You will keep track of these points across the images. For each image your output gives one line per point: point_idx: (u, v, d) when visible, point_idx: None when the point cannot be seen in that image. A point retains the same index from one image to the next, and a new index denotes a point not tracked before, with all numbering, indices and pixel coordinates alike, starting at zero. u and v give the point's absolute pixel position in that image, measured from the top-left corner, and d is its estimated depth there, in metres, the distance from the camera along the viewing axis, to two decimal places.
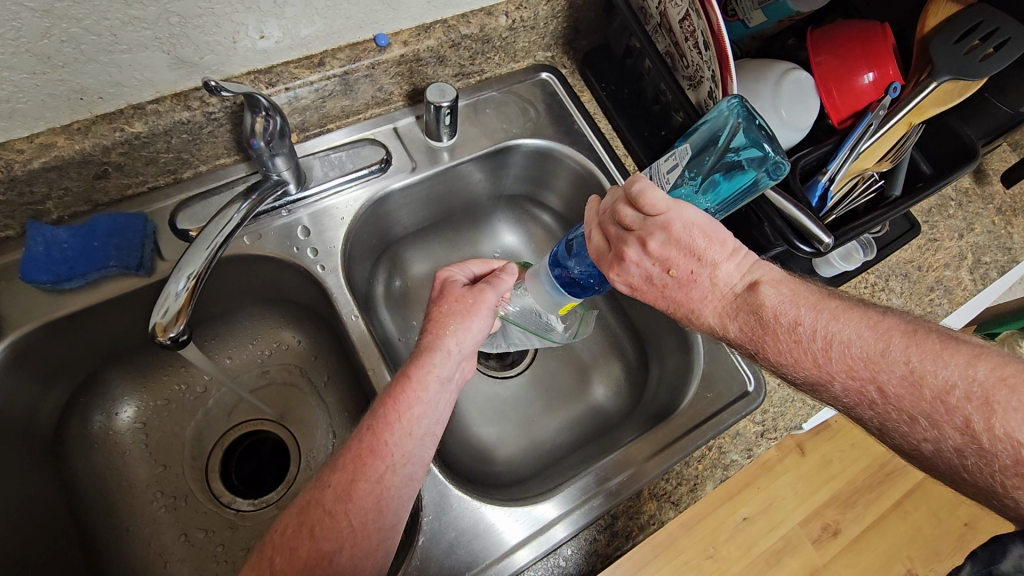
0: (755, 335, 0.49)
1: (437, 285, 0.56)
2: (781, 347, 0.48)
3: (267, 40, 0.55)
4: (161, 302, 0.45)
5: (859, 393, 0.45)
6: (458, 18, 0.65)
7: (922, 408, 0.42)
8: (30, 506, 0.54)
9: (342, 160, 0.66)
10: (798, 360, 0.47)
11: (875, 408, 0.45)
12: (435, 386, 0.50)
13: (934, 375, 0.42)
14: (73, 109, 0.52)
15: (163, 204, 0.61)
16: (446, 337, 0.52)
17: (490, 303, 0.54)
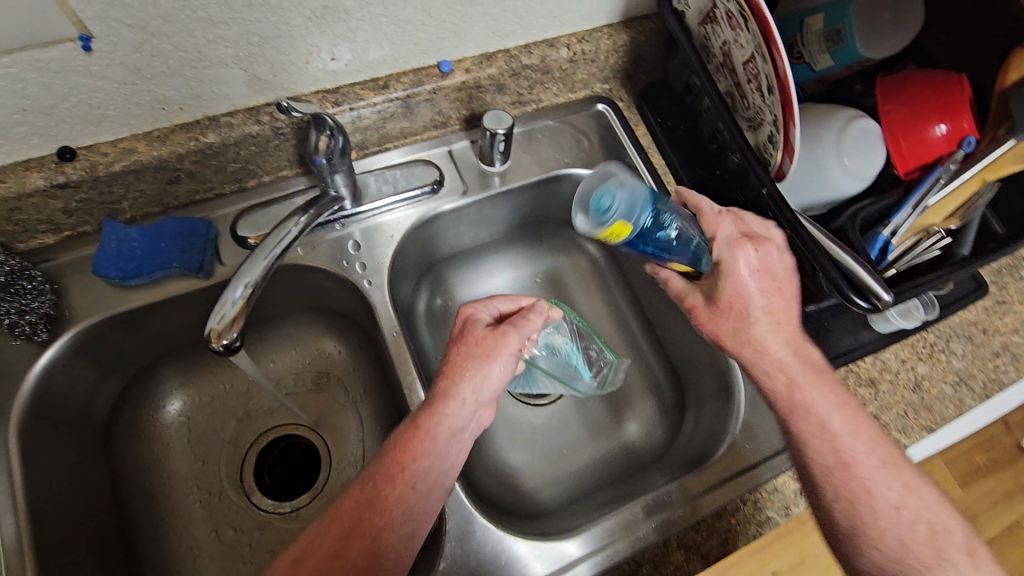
0: (780, 394, 0.55)
1: (466, 318, 0.56)
2: (798, 413, 0.54)
3: (337, 61, 0.58)
4: (218, 309, 0.47)
5: (846, 490, 0.51)
6: (520, 48, 0.67)
7: (895, 515, 0.50)
8: (79, 489, 0.57)
9: (397, 178, 0.68)
10: (809, 435, 0.53)
11: (853, 494, 0.51)
12: (443, 438, 0.50)
13: (918, 500, 0.51)
14: (156, 118, 0.55)
15: (227, 211, 0.63)
16: (461, 385, 0.52)
17: (512, 347, 0.53)
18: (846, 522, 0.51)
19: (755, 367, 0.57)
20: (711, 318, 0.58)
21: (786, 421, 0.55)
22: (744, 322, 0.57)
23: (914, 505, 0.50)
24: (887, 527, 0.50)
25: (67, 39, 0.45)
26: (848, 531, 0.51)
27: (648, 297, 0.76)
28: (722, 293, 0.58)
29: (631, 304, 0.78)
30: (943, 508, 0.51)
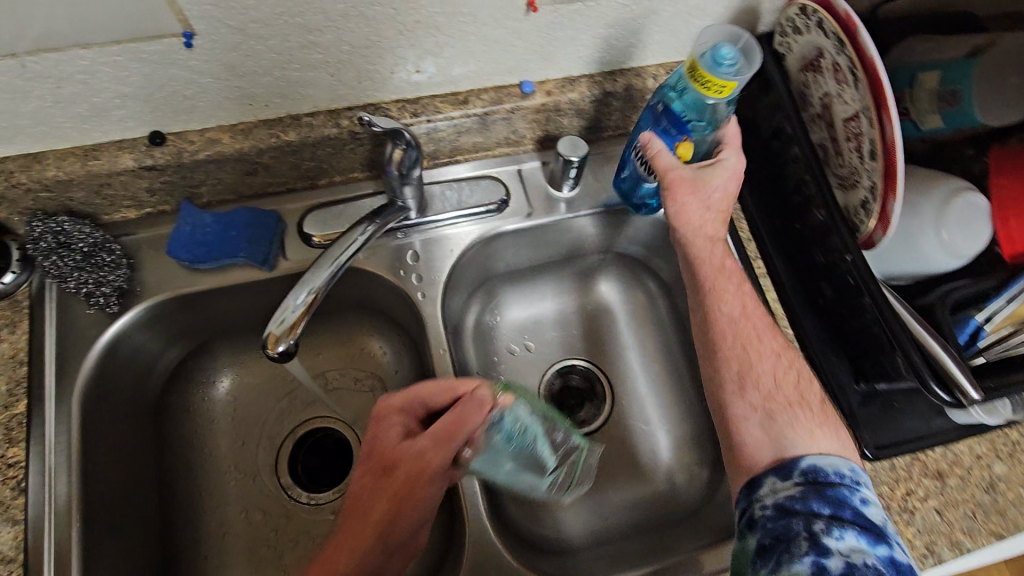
0: (715, 258, 0.59)
1: (384, 423, 0.53)
2: (722, 277, 0.59)
3: (421, 74, 0.58)
4: (279, 312, 0.47)
5: (740, 342, 0.57)
6: (604, 75, 0.65)
7: (777, 392, 0.55)
8: (128, 455, 0.60)
9: (463, 194, 0.67)
10: (724, 298, 0.59)
11: (745, 372, 0.56)
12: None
13: (796, 393, 0.56)
14: (243, 112, 0.56)
15: (296, 206, 0.65)
16: (366, 535, 0.49)
17: (430, 463, 0.50)
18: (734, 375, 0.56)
19: (693, 235, 0.59)
20: (686, 191, 0.57)
21: (705, 281, 0.59)
22: (710, 204, 0.58)
23: (803, 402, 0.55)
24: (770, 399, 0.55)
25: (171, 35, 0.46)
26: (735, 384, 0.56)
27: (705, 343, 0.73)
28: (708, 177, 0.58)
29: (682, 346, 0.75)
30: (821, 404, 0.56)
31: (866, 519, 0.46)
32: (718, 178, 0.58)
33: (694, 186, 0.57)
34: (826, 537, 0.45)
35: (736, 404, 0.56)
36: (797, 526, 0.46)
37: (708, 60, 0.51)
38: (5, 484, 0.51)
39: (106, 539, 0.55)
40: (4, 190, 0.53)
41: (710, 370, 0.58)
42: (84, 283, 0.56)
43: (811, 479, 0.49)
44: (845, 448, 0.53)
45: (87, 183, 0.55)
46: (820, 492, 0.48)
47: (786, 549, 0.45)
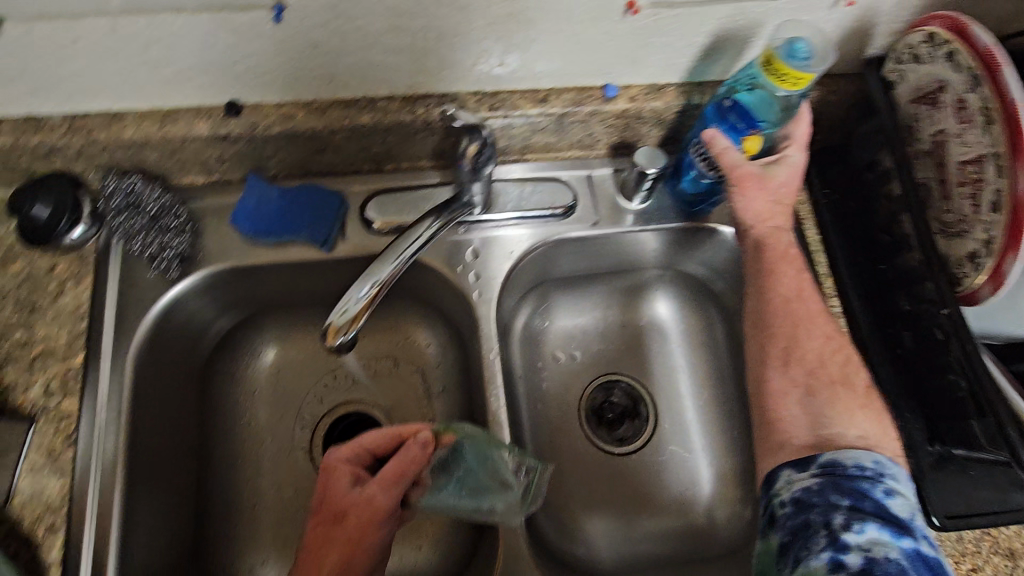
0: (778, 240, 0.56)
1: (331, 474, 0.51)
2: (784, 260, 0.55)
3: (503, 68, 0.55)
4: (342, 303, 0.48)
5: (791, 320, 0.53)
6: (692, 85, 0.61)
7: (824, 380, 0.50)
8: (174, 418, 0.60)
9: (530, 195, 0.65)
10: (778, 275, 0.55)
11: (793, 358, 0.51)
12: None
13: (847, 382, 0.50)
14: (321, 90, 0.55)
15: (360, 189, 0.64)
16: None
17: (383, 511, 0.49)
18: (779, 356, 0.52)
19: (749, 214, 0.56)
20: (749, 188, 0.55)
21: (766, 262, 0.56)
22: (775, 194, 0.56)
23: (851, 392, 0.49)
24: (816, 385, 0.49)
25: (261, 7, 0.45)
26: (780, 361, 0.52)
27: None
28: (774, 175, 0.55)
29: (735, 377, 0.73)
30: (875, 399, 0.49)
31: (889, 511, 0.41)
32: (783, 175, 0.55)
33: (757, 186, 0.55)
34: (846, 532, 0.39)
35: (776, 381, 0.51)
36: (815, 520, 0.41)
37: (782, 53, 0.46)
38: (58, 434, 0.52)
39: (146, 498, 0.55)
40: (83, 146, 0.54)
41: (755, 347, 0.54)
42: (149, 245, 0.57)
43: (829, 470, 0.43)
44: (889, 440, 0.46)
45: (162, 147, 0.55)
46: (837, 485, 0.42)
47: (803, 547, 0.40)
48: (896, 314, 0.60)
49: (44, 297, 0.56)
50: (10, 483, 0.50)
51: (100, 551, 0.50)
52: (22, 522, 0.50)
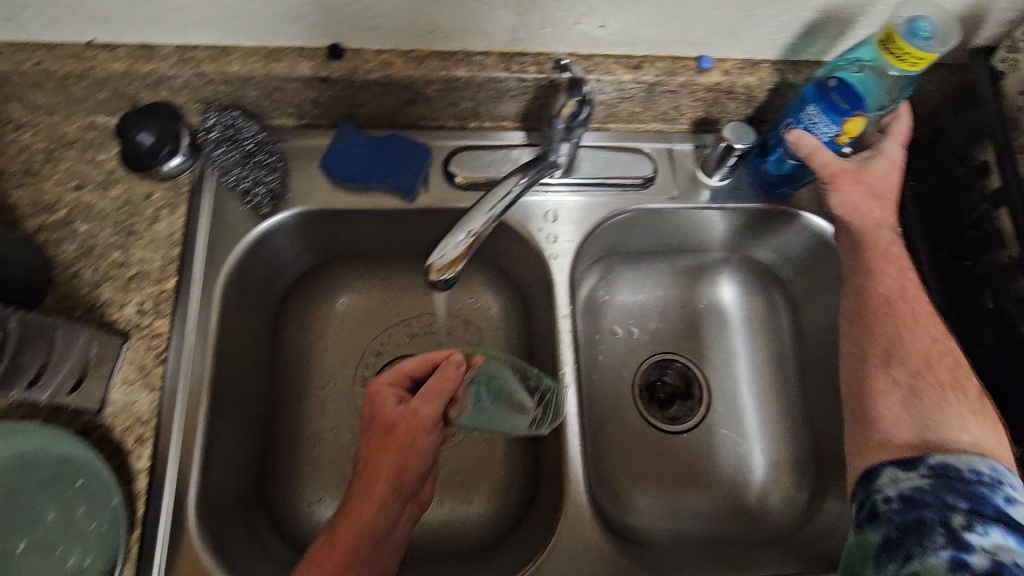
0: (877, 239, 0.55)
1: (372, 397, 0.53)
2: (887, 258, 0.55)
3: (603, 30, 0.55)
4: (443, 246, 0.48)
5: (896, 319, 0.52)
6: (788, 63, 0.60)
7: (933, 383, 0.49)
8: (250, 350, 0.62)
9: (609, 163, 0.66)
10: (883, 274, 0.54)
11: (896, 358, 0.50)
12: (368, 550, 0.48)
13: (958, 385, 0.49)
14: (421, 40, 0.56)
15: (443, 144, 0.64)
16: (377, 495, 0.49)
17: (431, 419, 0.52)
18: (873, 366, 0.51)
19: (848, 213, 0.56)
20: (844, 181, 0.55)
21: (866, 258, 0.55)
22: (873, 188, 0.56)
23: (963, 394, 0.48)
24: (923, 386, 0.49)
25: None
26: (882, 360, 0.51)
27: (827, 368, 0.69)
28: (872, 168, 0.56)
29: (796, 366, 0.73)
30: (985, 403, 0.49)
31: (1012, 518, 0.40)
32: (881, 169, 0.55)
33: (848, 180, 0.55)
34: (967, 532, 0.39)
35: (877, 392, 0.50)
36: (930, 518, 0.40)
37: (905, 31, 0.46)
38: (149, 352, 0.55)
39: (225, 421, 0.58)
40: (190, 77, 0.55)
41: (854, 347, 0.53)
42: (241, 180, 0.58)
43: (941, 474, 0.43)
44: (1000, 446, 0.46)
45: (263, 84, 0.57)
46: (952, 487, 0.42)
47: (918, 542, 0.40)
48: (978, 314, 0.60)
49: (141, 222, 0.59)
50: (104, 393, 0.53)
51: (184, 464, 0.53)
52: (115, 429, 0.52)
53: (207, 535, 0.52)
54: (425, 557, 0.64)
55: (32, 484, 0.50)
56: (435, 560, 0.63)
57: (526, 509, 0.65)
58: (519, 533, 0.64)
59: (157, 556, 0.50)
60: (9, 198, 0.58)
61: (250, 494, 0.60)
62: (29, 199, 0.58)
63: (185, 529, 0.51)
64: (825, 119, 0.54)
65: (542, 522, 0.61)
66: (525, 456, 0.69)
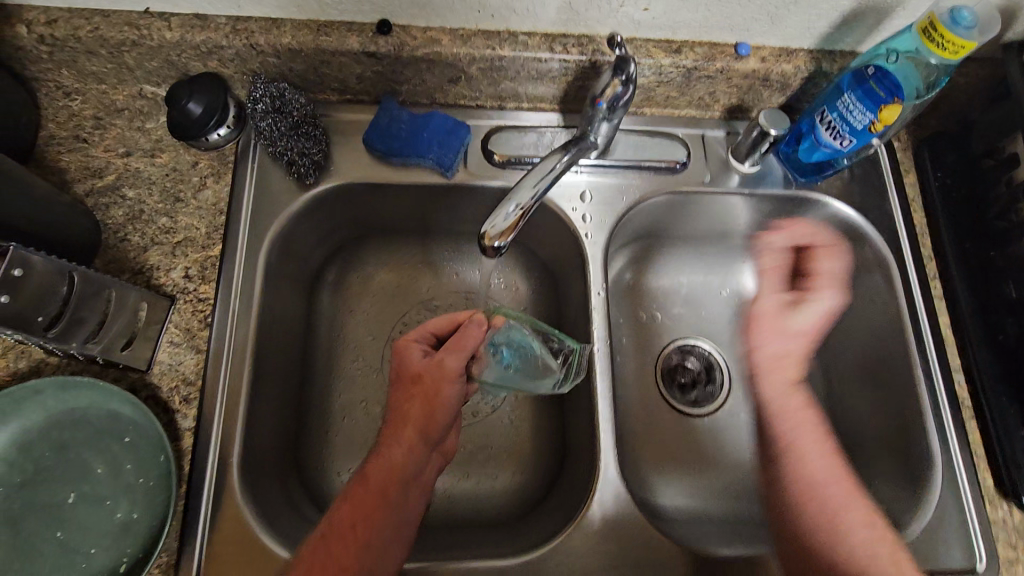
0: (791, 404, 0.62)
1: (399, 351, 0.56)
2: (794, 420, 0.61)
3: (647, 13, 0.57)
4: (495, 215, 0.48)
5: (805, 493, 0.57)
6: (823, 52, 0.62)
7: (828, 527, 0.55)
8: (288, 319, 0.64)
9: (642, 147, 0.67)
10: (800, 449, 0.59)
11: (802, 504, 0.57)
12: (396, 489, 0.52)
13: (855, 530, 0.54)
14: (468, 18, 0.57)
15: (482, 123, 0.66)
16: (406, 439, 0.53)
17: (455, 372, 0.55)
18: (791, 522, 0.57)
19: (771, 400, 0.62)
20: (766, 326, 0.64)
21: (777, 420, 0.61)
22: (794, 336, 0.63)
23: (860, 536, 0.54)
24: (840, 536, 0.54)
25: None
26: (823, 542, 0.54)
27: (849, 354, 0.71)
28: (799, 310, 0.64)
29: (817, 353, 0.74)
30: (878, 526, 0.55)
31: None
32: (801, 322, 0.64)
33: (767, 328, 0.64)
34: None
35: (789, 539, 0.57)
36: None
37: (946, 20, 0.47)
38: (195, 315, 0.56)
39: (265, 386, 0.59)
40: (241, 48, 0.56)
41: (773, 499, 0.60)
42: (289, 150, 0.59)
43: None
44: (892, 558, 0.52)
45: (312, 57, 0.58)
46: None
47: None
48: (1002, 302, 0.62)
49: (187, 189, 0.60)
50: (151, 353, 0.54)
51: (227, 425, 0.54)
52: (162, 389, 0.54)
53: (249, 494, 0.54)
54: (455, 525, 0.66)
55: (80, 439, 0.51)
56: (465, 529, 0.65)
57: (554, 483, 0.67)
58: (545, 505, 0.66)
59: (201, 512, 0.52)
60: (59, 163, 0.59)
61: (287, 459, 0.61)
62: (79, 164, 0.59)
63: (229, 486, 0.53)
64: (861, 106, 0.56)
65: (572, 494, 0.63)
66: (553, 432, 0.71)
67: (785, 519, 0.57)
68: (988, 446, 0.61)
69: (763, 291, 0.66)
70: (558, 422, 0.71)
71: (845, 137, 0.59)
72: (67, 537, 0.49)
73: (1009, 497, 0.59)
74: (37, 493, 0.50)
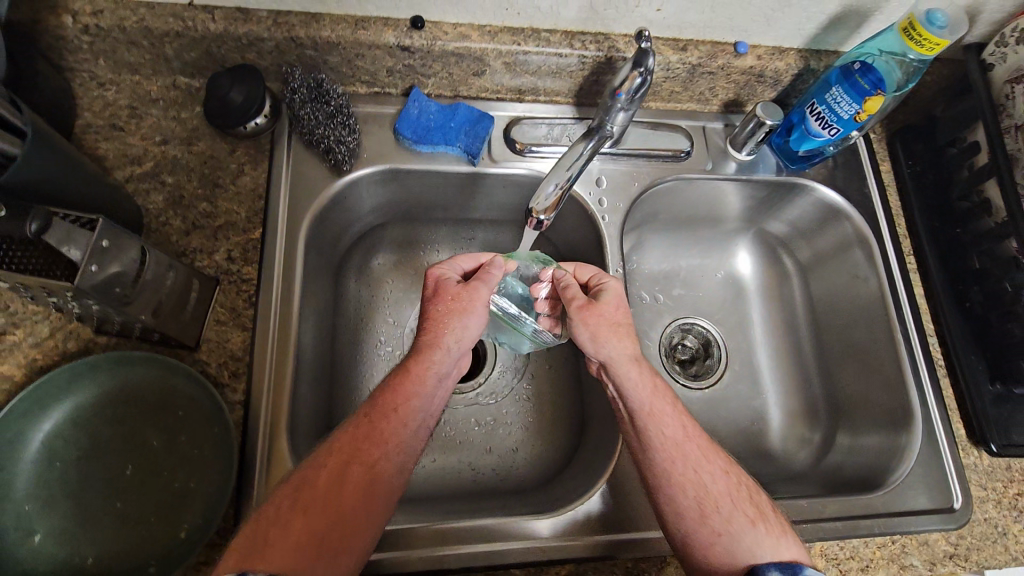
0: (642, 384, 0.58)
1: (433, 275, 0.62)
2: (657, 398, 0.58)
3: (659, 13, 0.62)
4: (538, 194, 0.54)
5: (691, 470, 0.54)
6: (811, 51, 0.69)
7: (717, 501, 0.53)
8: (321, 299, 0.67)
9: (649, 138, 0.73)
10: (662, 421, 0.56)
11: (691, 487, 0.54)
12: (432, 381, 0.55)
13: (728, 500, 0.54)
14: (495, 16, 0.62)
15: (502, 114, 0.70)
16: (444, 336, 0.57)
17: (483, 299, 0.60)
18: (659, 487, 0.55)
19: (615, 366, 0.59)
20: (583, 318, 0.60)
21: (644, 410, 0.57)
22: (613, 327, 0.60)
23: (752, 518, 0.53)
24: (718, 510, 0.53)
25: None
26: (695, 516, 0.53)
27: (835, 325, 0.78)
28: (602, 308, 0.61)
29: (807, 326, 0.81)
30: (754, 492, 0.56)
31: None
32: (610, 303, 0.61)
33: (593, 313, 0.60)
34: None
35: (670, 504, 0.54)
36: None
37: (922, 20, 0.55)
38: (239, 295, 0.59)
39: (305, 364, 0.61)
40: (281, 40, 0.59)
41: (637, 456, 0.57)
42: (325, 138, 0.62)
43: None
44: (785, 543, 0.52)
45: (349, 50, 0.61)
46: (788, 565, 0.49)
47: None
48: (968, 273, 0.70)
49: (226, 175, 0.62)
50: (199, 331, 0.56)
51: (276, 397, 0.57)
52: (210, 365, 0.56)
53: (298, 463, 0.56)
54: (483, 493, 0.69)
55: (136, 414, 0.53)
56: (494, 495, 0.69)
57: (575, 450, 0.72)
58: (568, 471, 0.70)
59: (255, 480, 0.54)
60: (97, 151, 0.60)
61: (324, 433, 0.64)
62: (116, 151, 0.61)
63: (279, 456, 0.55)
64: (847, 97, 0.63)
65: (594, 458, 0.67)
66: (571, 405, 0.76)
67: (657, 477, 0.55)
68: (961, 402, 0.69)
69: (574, 286, 0.63)
70: (574, 395, 0.76)
71: (833, 126, 0.66)
72: (126, 508, 0.51)
73: (980, 445, 0.67)
74: (96, 466, 0.51)
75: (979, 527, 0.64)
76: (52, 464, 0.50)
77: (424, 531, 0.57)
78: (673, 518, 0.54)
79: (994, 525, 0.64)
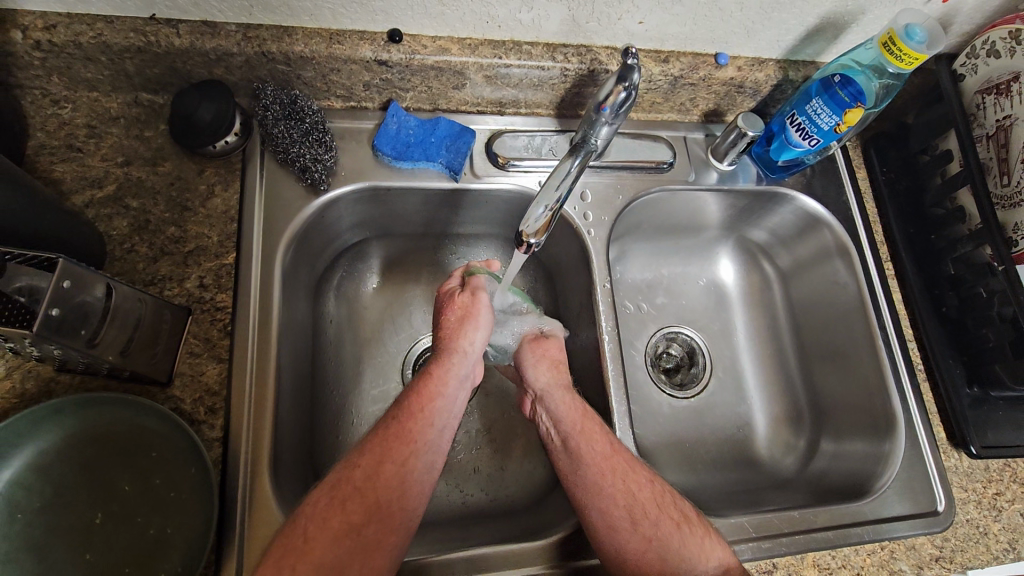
0: (572, 407, 0.59)
1: (441, 287, 0.64)
2: (586, 419, 0.58)
3: (641, 26, 0.61)
4: (529, 215, 0.55)
5: (618, 479, 0.54)
6: (789, 62, 0.69)
7: (648, 513, 0.53)
8: (300, 323, 0.64)
9: (631, 150, 0.73)
10: (591, 436, 0.56)
11: (626, 501, 0.53)
12: (453, 384, 0.56)
13: (657, 509, 0.53)
14: (475, 28, 0.60)
15: (482, 128, 0.69)
16: (461, 338, 0.59)
17: (486, 310, 0.61)
18: (589, 499, 0.54)
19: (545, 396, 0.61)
20: (531, 350, 0.65)
21: (575, 428, 0.57)
22: (550, 365, 0.64)
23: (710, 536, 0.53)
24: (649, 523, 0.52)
25: None
26: (626, 525, 0.52)
27: (817, 332, 0.79)
28: (546, 349, 0.65)
29: (788, 332, 0.82)
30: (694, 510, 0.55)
31: None
32: (555, 344, 0.66)
33: (539, 347, 0.65)
34: None
35: (599, 512, 0.53)
36: None
37: (901, 34, 0.56)
38: (213, 324, 0.56)
39: (285, 392, 0.59)
40: (252, 55, 0.56)
41: (568, 474, 0.56)
42: (301, 156, 0.60)
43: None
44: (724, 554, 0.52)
45: (323, 64, 0.59)
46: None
47: None
48: (942, 278, 0.72)
49: (195, 198, 0.59)
50: (171, 365, 0.53)
51: (254, 432, 0.54)
52: (185, 402, 0.53)
53: (281, 499, 0.53)
54: (475, 516, 0.67)
55: (107, 458, 0.50)
56: (486, 518, 0.67)
57: None
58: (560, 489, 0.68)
59: (234, 522, 0.51)
60: (53, 173, 0.56)
61: (305, 464, 0.61)
62: (74, 174, 0.57)
63: (262, 491, 0.52)
64: (827, 109, 0.63)
65: None
66: None
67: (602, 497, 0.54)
68: (940, 405, 0.70)
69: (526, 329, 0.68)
70: None
71: (813, 137, 0.67)
72: (97, 559, 0.47)
73: (960, 447, 0.68)
74: (64, 517, 0.48)
75: (962, 528, 0.65)
76: (13, 517, 0.46)
77: (414, 564, 0.55)
78: (609, 547, 0.52)
79: (976, 525, 0.66)
